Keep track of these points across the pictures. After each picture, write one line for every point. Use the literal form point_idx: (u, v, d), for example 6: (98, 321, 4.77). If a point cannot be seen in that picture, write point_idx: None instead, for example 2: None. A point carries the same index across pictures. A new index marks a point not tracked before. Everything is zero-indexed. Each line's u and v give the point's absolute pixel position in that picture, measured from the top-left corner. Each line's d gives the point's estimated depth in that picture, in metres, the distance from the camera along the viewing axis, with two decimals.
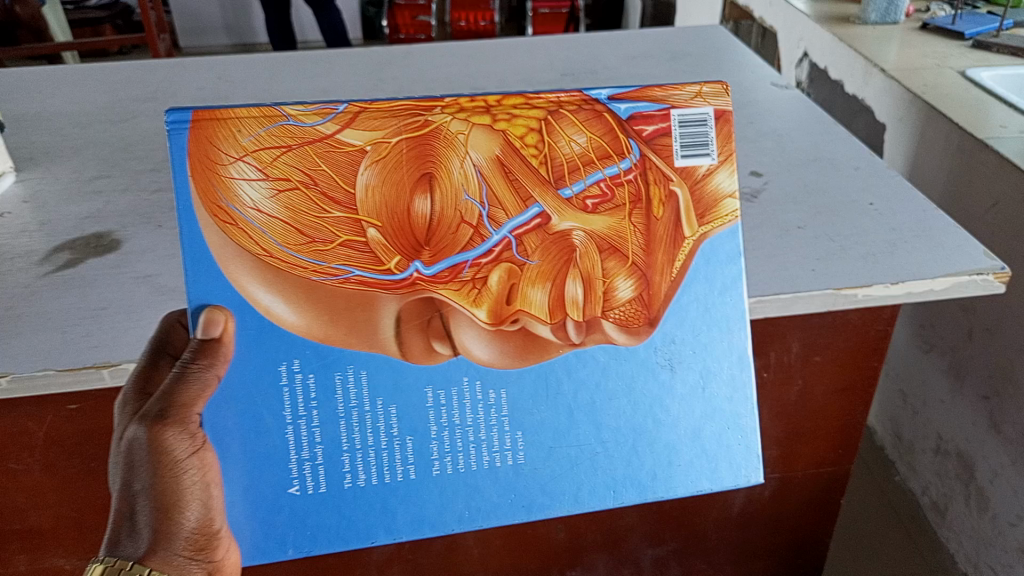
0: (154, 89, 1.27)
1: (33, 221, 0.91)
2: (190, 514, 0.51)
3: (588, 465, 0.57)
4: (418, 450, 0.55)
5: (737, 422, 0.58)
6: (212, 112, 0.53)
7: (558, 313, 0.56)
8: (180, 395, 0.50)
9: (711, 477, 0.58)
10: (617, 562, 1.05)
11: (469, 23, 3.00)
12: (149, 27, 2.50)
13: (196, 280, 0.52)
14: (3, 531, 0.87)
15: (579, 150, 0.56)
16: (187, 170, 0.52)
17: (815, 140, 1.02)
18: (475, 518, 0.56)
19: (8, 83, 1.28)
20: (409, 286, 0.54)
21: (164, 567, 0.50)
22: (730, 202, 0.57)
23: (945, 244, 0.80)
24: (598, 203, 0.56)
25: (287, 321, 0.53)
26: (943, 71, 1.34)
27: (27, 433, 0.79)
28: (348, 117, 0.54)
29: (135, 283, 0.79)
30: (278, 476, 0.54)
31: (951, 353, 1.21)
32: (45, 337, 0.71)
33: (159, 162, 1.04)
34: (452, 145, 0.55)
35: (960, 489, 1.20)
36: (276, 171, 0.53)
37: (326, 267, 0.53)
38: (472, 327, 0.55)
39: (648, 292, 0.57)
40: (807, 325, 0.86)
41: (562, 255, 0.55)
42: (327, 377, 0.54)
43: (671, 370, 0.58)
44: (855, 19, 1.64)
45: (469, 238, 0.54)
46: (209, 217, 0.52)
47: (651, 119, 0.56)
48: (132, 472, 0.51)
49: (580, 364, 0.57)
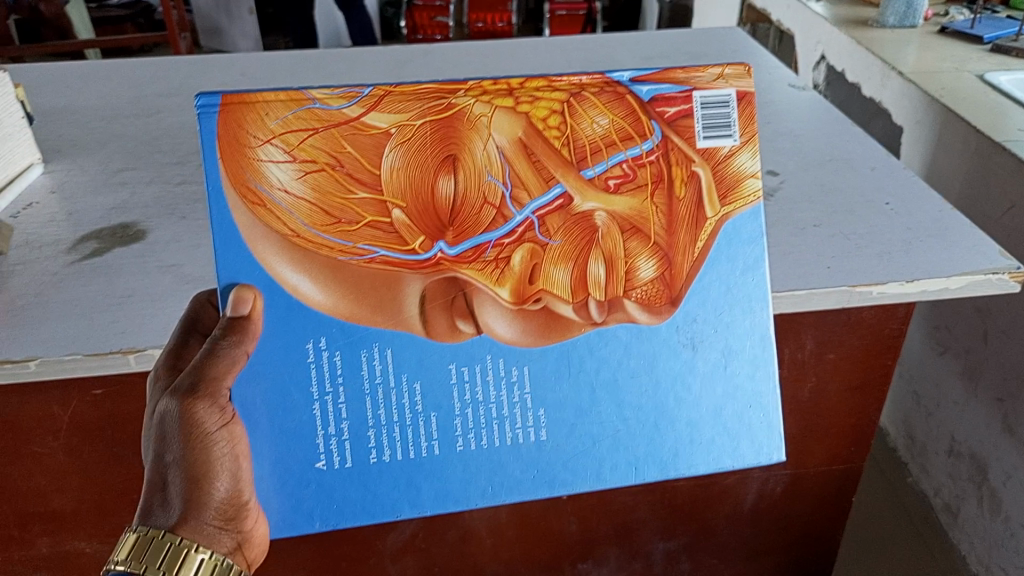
0: (177, 85, 1.29)
1: (61, 211, 0.93)
2: (220, 485, 0.52)
3: (610, 442, 0.58)
4: (442, 426, 0.56)
5: (759, 400, 0.59)
6: (240, 96, 0.54)
7: (580, 292, 0.57)
8: (210, 369, 0.52)
9: (733, 455, 0.60)
10: (629, 557, 1.06)
11: (487, 24, 3.00)
12: (170, 26, 2.52)
13: (225, 260, 0.54)
14: (27, 512, 0.89)
15: (602, 131, 0.57)
16: (216, 153, 0.54)
17: (831, 140, 1.03)
18: (498, 493, 0.57)
19: (36, 78, 1.31)
20: (433, 266, 0.56)
21: (195, 534, 0.51)
22: (753, 182, 0.59)
23: (960, 242, 0.80)
24: (619, 183, 0.57)
25: (314, 301, 0.55)
26: (961, 75, 1.34)
27: (53, 417, 0.81)
28: (373, 100, 0.56)
29: (160, 271, 0.81)
30: (305, 451, 0.55)
31: (965, 355, 1.21)
32: (73, 322, 0.73)
33: (183, 156, 1.06)
34: (475, 128, 0.56)
35: (972, 491, 1.20)
36: (303, 153, 0.55)
37: (352, 248, 0.55)
38: (496, 306, 0.56)
39: (671, 272, 0.58)
40: (821, 322, 0.87)
41: (584, 236, 0.57)
42: (352, 355, 0.55)
43: (693, 349, 0.59)
44: (873, 23, 1.64)
45: (492, 219, 0.56)
46: (238, 198, 0.54)
47: (673, 100, 0.57)
48: (164, 444, 0.52)
49: (602, 342, 0.58)
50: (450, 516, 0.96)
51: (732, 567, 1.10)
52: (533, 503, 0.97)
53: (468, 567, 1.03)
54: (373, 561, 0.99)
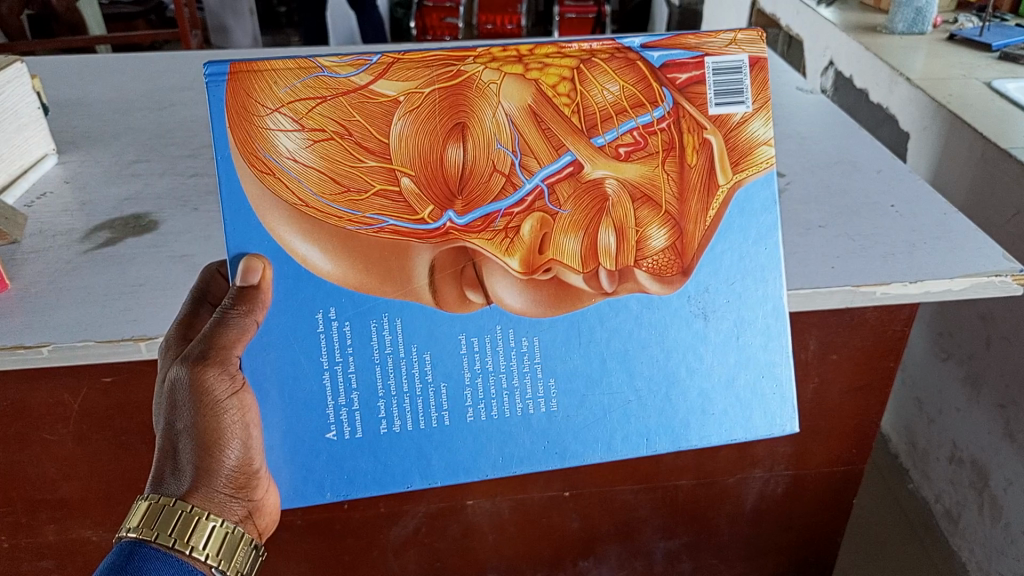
0: (189, 80, 1.30)
1: (74, 202, 0.94)
2: (230, 453, 0.55)
3: (621, 413, 0.60)
4: (452, 396, 0.58)
5: (771, 370, 0.61)
6: (248, 63, 0.54)
7: (590, 262, 0.58)
8: (220, 338, 0.53)
9: (745, 427, 0.61)
10: (630, 554, 1.07)
11: (496, 27, 3.01)
12: (181, 22, 2.54)
13: (235, 230, 0.55)
14: (35, 499, 0.89)
15: (612, 98, 0.57)
16: (224, 121, 0.54)
17: (838, 142, 1.04)
18: (509, 464, 0.59)
19: (50, 70, 1.32)
20: (442, 236, 0.56)
21: (206, 502, 0.54)
22: (766, 149, 0.59)
23: (963, 245, 0.81)
24: (631, 151, 0.57)
25: (323, 270, 0.56)
26: (969, 82, 1.35)
27: (63, 405, 0.82)
28: (382, 68, 0.55)
29: (172, 262, 0.82)
30: (315, 422, 0.57)
31: (967, 361, 1.22)
32: (86, 310, 0.74)
33: (195, 149, 1.07)
34: (484, 95, 0.56)
35: (973, 498, 1.20)
36: (311, 122, 0.55)
37: (361, 217, 0.56)
38: (506, 277, 0.57)
39: (682, 241, 0.59)
40: (825, 323, 0.87)
41: (595, 204, 0.57)
42: (362, 325, 0.56)
43: (705, 319, 0.60)
44: (882, 29, 1.65)
45: (502, 187, 0.56)
46: (247, 167, 0.54)
47: (685, 66, 0.58)
48: (176, 412, 0.54)
49: (613, 312, 0.59)
50: (453, 509, 0.97)
51: (733, 566, 1.10)
52: (536, 498, 0.97)
53: (470, 561, 1.04)
54: (375, 554, 1.00)
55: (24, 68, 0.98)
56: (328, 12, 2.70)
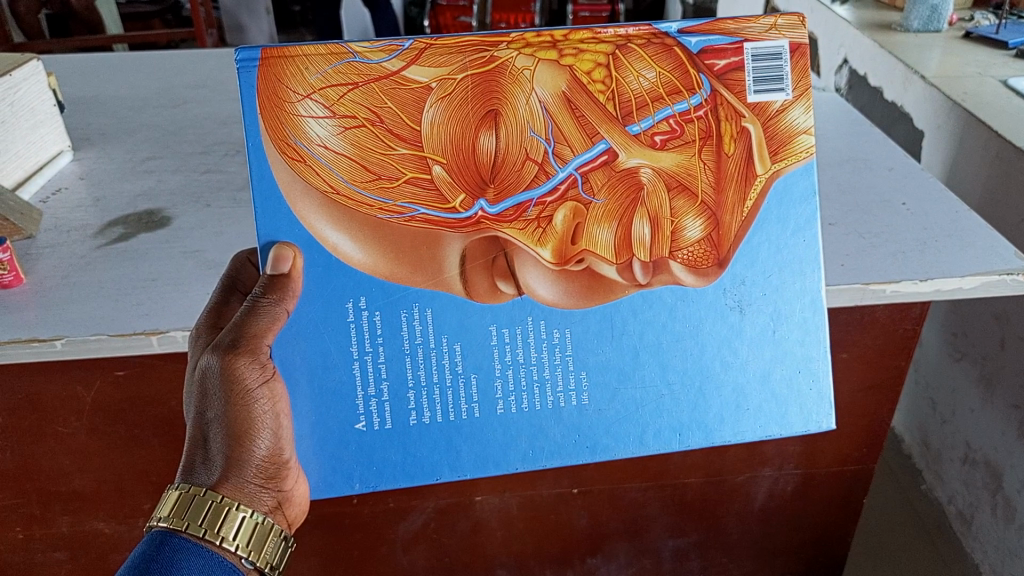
0: (202, 78, 1.31)
1: (89, 198, 0.95)
2: (261, 443, 0.55)
3: (653, 408, 0.59)
4: (483, 388, 0.58)
5: (809, 365, 0.60)
6: (280, 49, 0.54)
7: (624, 253, 0.58)
8: (251, 327, 0.54)
9: (780, 422, 0.60)
10: (638, 551, 1.06)
11: (510, 25, 2.96)
12: (197, 21, 2.56)
13: (266, 216, 0.55)
14: (49, 492, 0.90)
15: (648, 85, 0.57)
16: (255, 109, 0.54)
17: (851, 140, 1.03)
18: (538, 458, 0.59)
19: (66, 68, 1.33)
20: (474, 225, 0.56)
21: (236, 492, 0.54)
22: (805, 138, 0.59)
23: (977, 243, 0.80)
24: (666, 139, 0.57)
25: (354, 259, 0.56)
26: (985, 80, 1.34)
27: (76, 398, 0.83)
28: (414, 54, 0.55)
29: (184, 257, 0.83)
30: (346, 412, 0.57)
31: (982, 361, 1.21)
32: (99, 304, 0.75)
33: (208, 147, 1.08)
34: (518, 81, 0.56)
35: (987, 499, 1.19)
36: (342, 108, 0.55)
37: (392, 205, 0.56)
38: (538, 267, 0.57)
39: (718, 233, 0.59)
40: (836, 320, 0.87)
41: (629, 193, 0.57)
42: (392, 314, 0.56)
43: (741, 312, 0.59)
44: (897, 27, 1.64)
45: (534, 175, 0.56)
46: (278, 154, 0.54)
47: (722, 53, 0.57)
48: (207, 402, 0.55)
49: (646, 305, 0.59)
50: (462, 506, 0.97)
51: (741, 565, 1.10)
52: (544, 494, 0.98)
53: (480, 558, 1.04)
54: (384, 549, 1.01)
55: (42, 65, 0.99)
56: (342, 11, 2.71)
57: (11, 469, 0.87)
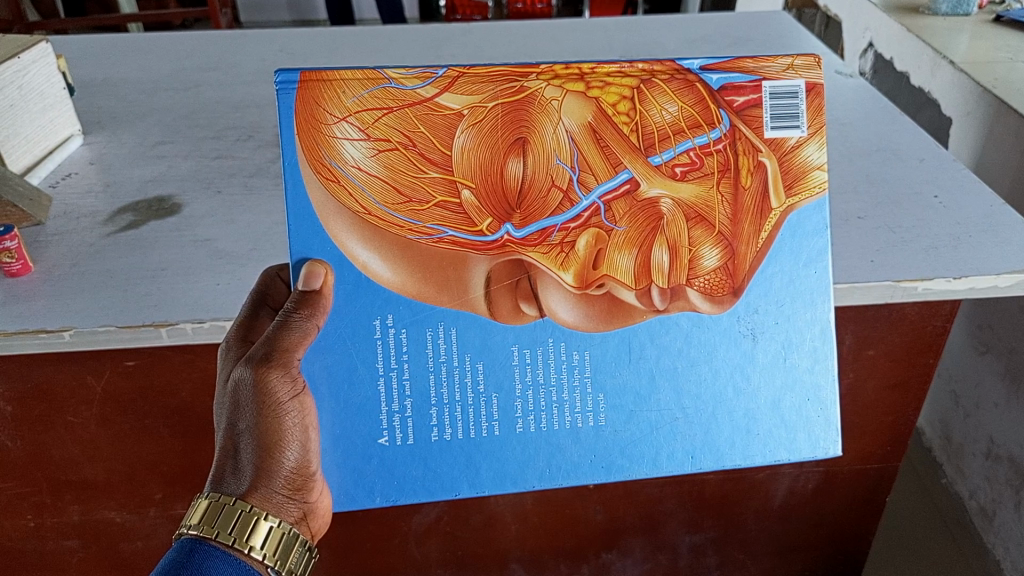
0: (215, 60, 1.29)
1: (98, 183, 0.93)
2: (290, 455, 0.52)
3: (668, 430, 0.57)
4: (503, 407, 0.55)
5: (817, 394, 0.57)
6: (319, 73, 0.52)
7: (643, 279, 0.56)
8: (283, 340, 0.51)
9: (789, 448, 0.58)
10: (654, 547, 1.05)
11: (526, 6, 2.73)
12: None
13: (299, 235, 0.53)
14: (58, 481, 0.89)
15: (670, 119, 0.55)
16: (294, 130, 0.52)
17: (879, 130, 1.00)
18: (555, 476, 0.56)
19: (77, 50, 1.31)
20: (499, 248, 0.54)
21: (264, 503, 0.51)
22: (820, 174, 0.56)
23: (1012, 239, 0.78)
24: (686, 171, 0.55)
25: (383, 278, 0.54)
26: (1016, 65, 1.29)
27: (86, 387, 0.81)
28: (447, 81, 0.54)
29: (195, 246, 0.81)
30: (369, 428, 0.55)
31: (1007, 356, 1.17)
32: (107, 294, 0.73)
33: (220, 131, 1.06)
34: (545, 111, 0.54)
35: (1009, 495, 1.17)
36: (377, 131, 0.53)
37: (421, 227, 0.54)
38: (560, 291, 0.55)
39: (734, 262, 0.56)
40: (862, 317, 0.84)
41: (649, 222, 0.55)
42: (418, 332, 0.54)
43: (753, 339, 0.57)
44: (925, 9, 1.59)
45: (559, 202, 0.54)
46: (313, 174, 0.53)
47: (742, 90, 0.55)
48: (238, 412, 0.52)
49: (664, 330, 0.56)
50: (474, 501, 0.95)
51: (759, 562, 1.08)
52: (560, 489, 0.96)
53: (493, 551, 1.02)
54: (395, 542, 1.00)
55: (50, 47, 0.96)
56: None
57: (21, 458, 0.86)
